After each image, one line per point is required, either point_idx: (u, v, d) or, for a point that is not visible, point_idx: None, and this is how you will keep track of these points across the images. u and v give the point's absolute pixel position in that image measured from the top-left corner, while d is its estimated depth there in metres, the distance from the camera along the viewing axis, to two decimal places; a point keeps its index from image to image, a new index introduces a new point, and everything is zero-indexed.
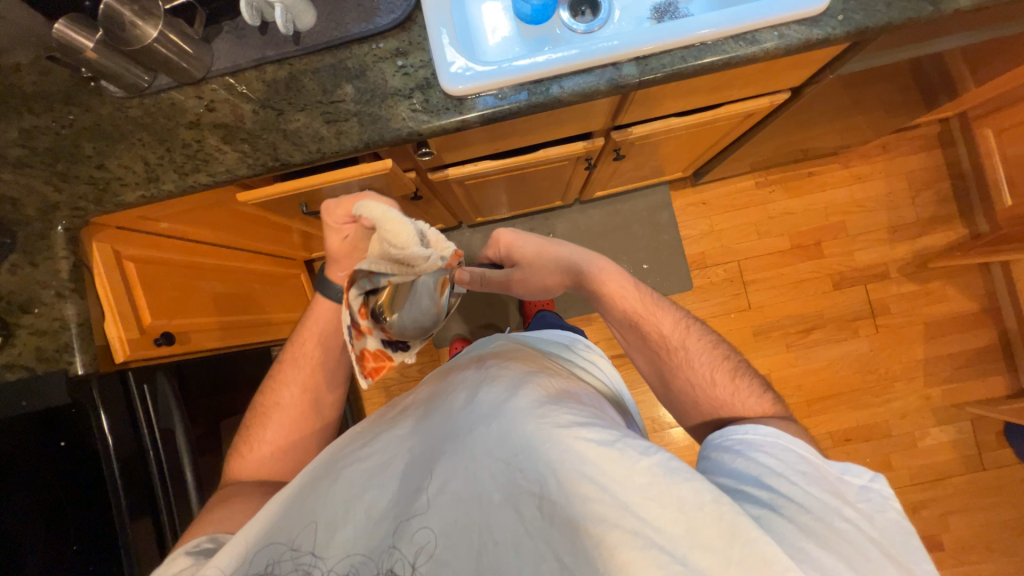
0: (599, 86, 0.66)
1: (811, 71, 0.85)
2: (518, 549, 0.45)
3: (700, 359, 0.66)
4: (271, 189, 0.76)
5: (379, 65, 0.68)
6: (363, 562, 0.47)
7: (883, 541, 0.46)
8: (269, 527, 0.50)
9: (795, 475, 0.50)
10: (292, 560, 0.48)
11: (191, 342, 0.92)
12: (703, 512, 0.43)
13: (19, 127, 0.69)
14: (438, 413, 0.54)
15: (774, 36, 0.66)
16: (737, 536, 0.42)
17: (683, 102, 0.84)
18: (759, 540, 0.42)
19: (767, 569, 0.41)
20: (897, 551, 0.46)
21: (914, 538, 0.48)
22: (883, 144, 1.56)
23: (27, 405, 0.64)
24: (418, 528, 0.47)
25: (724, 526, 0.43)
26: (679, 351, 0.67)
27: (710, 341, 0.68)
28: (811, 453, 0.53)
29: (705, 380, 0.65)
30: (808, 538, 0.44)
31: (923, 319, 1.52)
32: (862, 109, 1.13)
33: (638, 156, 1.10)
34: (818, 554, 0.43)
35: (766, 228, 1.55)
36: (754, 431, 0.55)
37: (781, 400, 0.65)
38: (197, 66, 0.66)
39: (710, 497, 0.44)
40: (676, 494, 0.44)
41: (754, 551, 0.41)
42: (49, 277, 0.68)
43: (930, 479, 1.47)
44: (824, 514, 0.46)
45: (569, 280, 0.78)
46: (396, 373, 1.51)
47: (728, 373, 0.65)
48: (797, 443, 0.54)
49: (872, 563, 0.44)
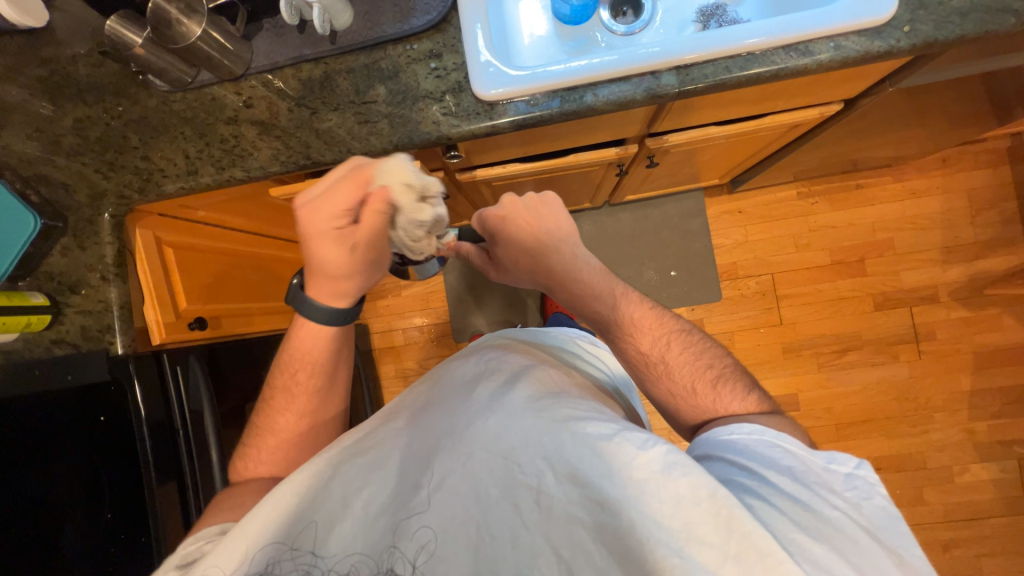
0: (635, 95, 0.64)
1: (867, 83, 0.79)
2: (517, 544, 0.42)
3: (680, 373, 0.62)
4: (299, 185, 0.77)
5: (413, 67, 0.68)
6: (364, 561, 0.44)
7: (870, 528, 0.43)
8: (263, 521, 0.46)
9: (779, 470, 0.46)
10: (292, 559, 0.45)
11: (222, 327, 0.97)
12: (698, 508, 0.39)
13: (74, 116, 0.72)
14: (436, 407, 0.53)
15: (829, 48, 0.62)
16: (733, 529, 0.38)
17: (725, 111, 0.80)
18: (755, 534, 0.38)
19: (765, 565, 0.37)
20: (885, 537, 0.43)
21: (901, 523, 0.44)
22: (944, 157, 1.45)
23: (72, 378, 0.69)
24: (417, 526, 0.44)
25: (718, 520, 0.39)
26: (658, 365, 0.63)
27: (693, 350, 0.64)
28: (794, 443, 0.48)
29: (686, 391, 0.61)
30: (799, 530, 0.41)
31: (973, 348, 1.42)
32: (923, 121, 1.05)
33: (672, 163, 1.06)
34: (810, 546, 0.40)
35: (805, 242, 1.47)
36: (739, 430, 0.50)
37: (767, 395, 0.62)
38: (238, 63, 0.68)
39: (706, 491, 0.40)
40: (672, 490, 0.40)
41: (749, 543, 0.38)
42: (95, 261, 0.73)
43: (965, 518, 1.38)
44: (808, 501, 0.43)
45: (548, 288, 0.72)
46: (415, 364, 1.54)
47: (710, 382, 0.61)
48: (783, 437, 0.49)
49: (863, 552, 0.40)
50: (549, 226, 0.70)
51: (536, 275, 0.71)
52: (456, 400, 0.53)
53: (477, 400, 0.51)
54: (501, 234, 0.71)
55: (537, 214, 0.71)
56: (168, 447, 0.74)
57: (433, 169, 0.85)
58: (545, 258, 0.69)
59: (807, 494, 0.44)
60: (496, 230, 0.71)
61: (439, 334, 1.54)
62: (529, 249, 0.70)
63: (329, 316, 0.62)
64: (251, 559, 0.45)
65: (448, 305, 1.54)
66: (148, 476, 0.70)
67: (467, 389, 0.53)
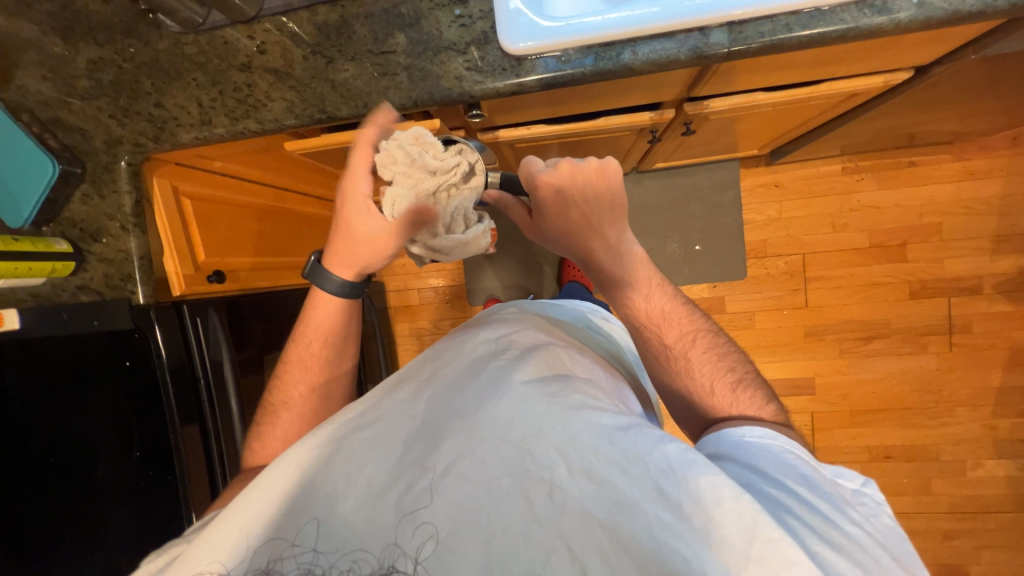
0: (678, 55, 0.58)
1: (946, 48, 0.70)
2: (529, 539, 0.41)
3: (701, 371, 0.61)
4: (319, 139, 0.75)
5: (435, 14, 0.63)
6: (364, 558, 0.42)
7: (885, 543, 0.42)
8: (270, 494, 0.46)
9: (795, 479, 0.45)
10: (293, 557, 0.43)
11: (241, 281, 0.98)
12: (720, 508, 0.38)
13: (85, 56, 0.69)
14: (446, 387, 0.52)
15: (911, 5, 0.54)
16: (758, 534, 0.37)
17: (777, 76, 0.72)
18: (782, 541, 0.37)
19: (789, 573, 0.36)
20: (899, 553, 0.42)
21: (908, 543, 0.43)
22: (1015, 135, 1.31)
23: (97, 324, 0.71)
24: (430, 511, 0.43)
25: (744, 525, 0.37)
26: (681, 359, 0.62)
27: (717, 353, 0.63)
28: (805, 454, 0.48)
29: (704, 390, 0.61)
30: (821, 541, 0.39)
31: (1010, 344, 1.35)
32: (1001, 93, 0.94)
33: (710, 130, 0.98)
34: (834, 559, 0.38)
35: (844, 221, 1.38)
36: (751, 433, 0.50)
37: (785, 412, 0.60)
38: (250, 3, 0.63)
39: (730, 493, 0.39)
40: (692, 487, 0.39)
41: (776, 550, 0.36)
42: (115, 210, 0.72)
43: (971, 511, 1.37)
44: (829, 513, 0.42)
45: (584, 267, 0.65)
46: (429, 324, 1.55)
47: (730, 385, 0.60)
48: (793, 444, 0.49)
49: (884, 568, 0.39)
50: (612, 199, 0.59)
51: (573, 252, 0.64)
52: (466, 381, 0.52)
53: (487, 382, 0.50)
54: (552, 201, 0.59)
55: (594, 186, 0.57)
56: (191, 391, 0.77)
57: (455, 127, 0.82)
58: (588, 240, 0.60)
59: (825, 505, 0.42)
60: (542, 200, 0.59)
61: (454, 296, 1.54)
62: (574, 226, 0.60)
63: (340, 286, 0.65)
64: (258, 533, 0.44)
65: (464, 267, 1.53)
66: (172, 420, 0.74)
67: (479, 371, 0.53)
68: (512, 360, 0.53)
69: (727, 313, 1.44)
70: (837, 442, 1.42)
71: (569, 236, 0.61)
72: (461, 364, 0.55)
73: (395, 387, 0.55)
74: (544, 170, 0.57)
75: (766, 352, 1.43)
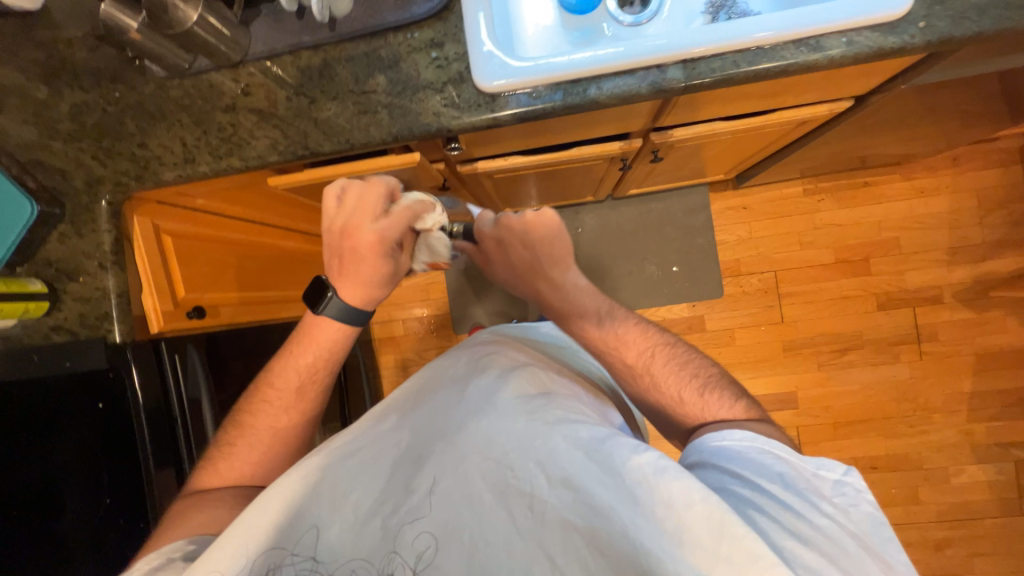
0: (640, 89, 0.63)
1: (879, 80, 0.77)
2: (510, 552, 0.41)
3: (667, 384, 0.63)
4: (301, 174, 0.77)
5: (413, 56, 0.67)
6: (364, 564, 0.43)
7: (858, 534, 0.43)
8: (250, 532, 0.44)
9: (771, 478, 0.46)
10: (292, 565, 0.44)
11: (221, 316, 0.96)
12: (691, 511, 0.39)
13: (70, 101, 0.71)
14: (430, 408, 0.53)
15: (841, 43, 0.60)
16: (726, 531, 0.38)
17: (732, 106, 0.78)
18: (748, 537, 0.38)
19: (757, 568, 0.37)
20: (872, 542, 0.43)
21: (887, 529, 0.44)
22: (955, 155, 1.42)
23: (70, 365, 0.69)
24: (415, 531, 0.44)
25: (713, 526, 0.38)
26: (645, 376, 0.64)
27: (679, 363, 0.64)
28: (784, 451, 0.49)
29: (675, 402, 0.62)
30: (788, 535, 0.41)
31: (975, 350, 1.41)
32: (936, 119, 1.03)
33: (678, 157, 1.04)
34: (799, 551, 0.40)
35: (810, 239, 1.46)
36: (731, 437, 0.51)
37: (758, 403, 0.61)
38: (236, 49, 0.67)
39: (700, 497, 0.39)
40: (664, 493, 0.40)
41: (743, 547, 0.37)
42: (93, 249, 0.72)
43: (959, 518, 1.39)
44: (800, 509, 0.43)
45: (543, 304, 0.72)
46: (415, 354, 1.54)
47: (697, 390, 0.62)
48: (774, 443, 0.50)
49: (853, 558, 0.40)
50: (553, 246, 0.69)
51: (529, 289, 0.72)
52: (450, 401, 0.53)
53: (470, 400, 0.51)
54: (503, 246, 0.72)
55: (529, 228, 0.68)
56: (166, 430, 0.75)
57: (434, 160, 0.85)
58: (535, 276, 0.70)
59: (799, 502, 0.44)
60: (493, 245, 0.73)
61: (439, 325, 1.54)
62: (524, 264, 0.71)
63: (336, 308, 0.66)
64: (249, 560, 0.43)
65: (447, 295, 1.54)
66: (146, 462, 0.72)
67: (463, 391, 0.53)
68: (495, 380, 0.54)
69: (708, 332, 1.47)
70: (824, 456, 1.43)
71: (522, 274, 0.71)
72: (445, 385, 0.55)
73: (380, 411, 0.54)
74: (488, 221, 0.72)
75: (748, 369, 1.46)
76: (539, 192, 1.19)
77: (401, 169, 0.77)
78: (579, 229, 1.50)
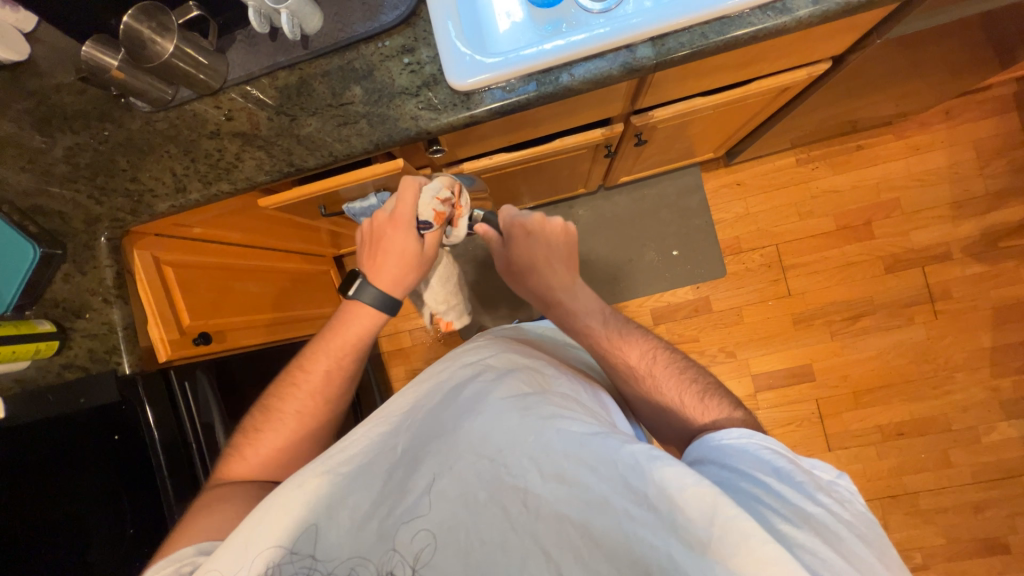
0: (612, 71, 0.63)
1: (855, 37, 0.77)
2: (506, 546, 0.43)
3: (667, 386, 0.62)
4: (288, 193, 0.78)
5: (386, 64, 0.68)
6: (363, 563, 0.44)
7: (857, 526, 0.42)
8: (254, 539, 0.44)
9: (767, 471, 0.45)
10: (292, 563, 0.43)
11: (227, 340, 0.98)
12: (684, 495, 0.39)
13: (63, 144, 0.74)
14: (424, 412, 0.53)
15: (808, 3, 0.60)
16: (719, 514, 0.38)
17: (709, 80, 0.78)
18: (740, 518, 0.38)
19: (747, 546, 0.37)
20: (872, 535, 0.42)
21: (878, 527, 0.43)
22: (948, 109, 1.40)
23: (84, 401, 0.71)
24: (414, 531, 0.44)
25: (705, 508, 0.38)
26: (647, 377, 0.63)
27: (679, 367, 0.64)
28: (776, 446, 0.48)
29: (675, 404, 0.61)
30: (782, 517, 0.40)
31: (992, 303, 1.38)
32: (924, 73, 1.01)
33: (663, 139, 1.04)
34: (793, 533, 0.39)
35: (809, 209, 1.44)
36: (727, 435, 0.50)
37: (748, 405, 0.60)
38: (215, 77, 0.68)
39: (692, 480, 0.39)
40: (656, 480, 0.40)
41: (733, 527, 0.37)
42: (96, 285, 0.74)
43: (996, 477, 1.35)
44: (795, 498, 0.42)
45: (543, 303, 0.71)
46: (424, 363, 1.54)
47: (697, 395, 0.61)
48: (769, 439, 0.49)
49: (843, 543, 0.40)
50: (562, 249, 0.70)
51: (533, 287, 0.71)
52: (443, 404, 0.53)
53: (462, 403, 0.52)
54: (510, 245, 0.71)
55: (556, 233, 0.70)
56: (183, 456, 0.76)
57: (420, 165, 0.86)
58: (547, 276, 0.69)
59: (792, 491, 0.43)
60: (513, 235, 0.71)
61: (445, 332, 1.54)
62: (539, 259, 0.70)
63: (375, 298, 0.66)
64: (252, 563, 0.43)
65: None
66: (167, 494, 0.72)
67: (455, 393, 0.53)
68: (488, 380, 0.54)
69: (715, 312, 1.45)
70: (848, 427, 1.40)
71: (532, 270, 0.70)
72: (434, 387, 0.55)
73: (375, 414, 0.52)
74: (518, 214, 0.71)
75: (759, 346, 1.44)
76: (530, 188, 1.19)
77: (387, 176, 0.78)
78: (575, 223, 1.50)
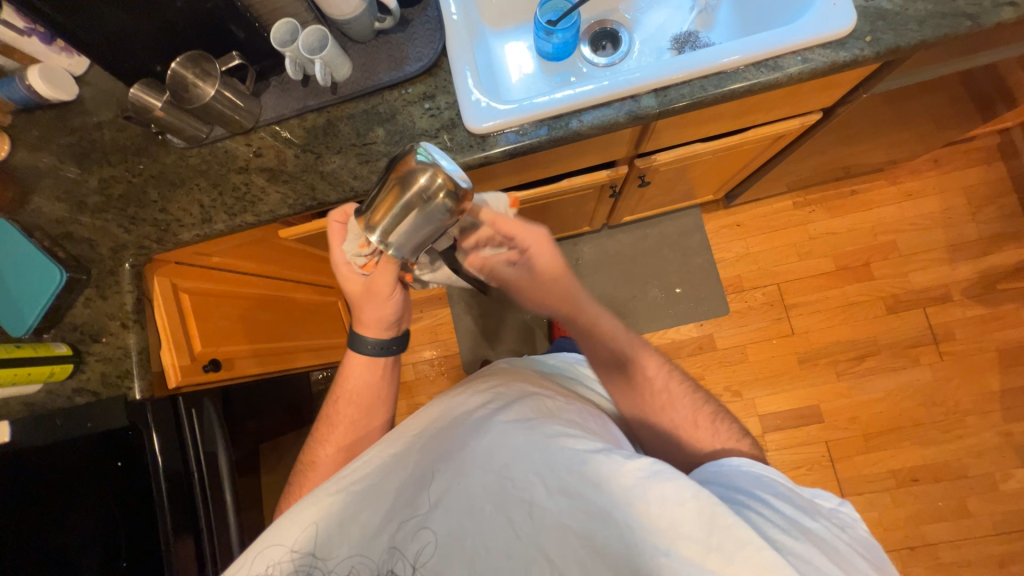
0: (618, 118, 0.68)
1: (842, 92, 0.83)
2: (510, 554, 0.43)
3: (683, 404, 0.63)
4: (308, 226, 0.82)
5: (408, 109, 0.73)
6: (364, 562, 0.45)
7: (855, 544, 0.44)
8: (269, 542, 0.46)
9: (767, 488, 0.47)
10: (292, 561, 0.45)
11: (236, 368, 0.98)
12: (683, 507, 0.41)
13: (98, 176, 0.78)
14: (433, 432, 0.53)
15: (797, 61, 0.66)
16: (717, 524, 0.40)
17: (708, 128, 0.83)
18: (736, 526, 0.40)
19: (745, 553, 0.39)
20: (870, 556, 0.43)
21: (882, 553, 0.44)
22: (935, 158, 1.47)
23: (90, 426, 0.71)
24: (418, 529, 0.45)
25: (704, 518, 0.40)
26: (662, 395, 0.64)
27: (692, 387, 0.66)
28: (779, 474, 0.50)
29: (689, 424, 0.62)
30: (780, 528, 0.42)
31: (995, 346, 1.38)
32: (911, 124, 1.07)
33: (665, 181, 1.09)
34: (789, 543, 0.41)
35: (808, 250, 1.48)
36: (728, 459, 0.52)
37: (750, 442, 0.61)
38: (248, 117, 0.73)
39: (692, 491, 0.41)
40: (656, 493, 0.42)
41: (730, 535, 0.39)
42: (116, 309, 0.76)
43: (1017, 528, 1.29)
44: (795, 515, 0.44)
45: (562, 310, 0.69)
46: (426, 397, 1.53)
47: (710, 417, 0.63)
48: (769, 469, 0.50)
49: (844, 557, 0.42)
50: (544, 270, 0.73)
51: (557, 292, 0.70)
52: (452, 423, 0.53)
53: (470, 422, 0.52)
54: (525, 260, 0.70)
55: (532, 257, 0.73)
56: (183, 489, 0.75)
57: None
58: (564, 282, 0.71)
59: (793, 509, 0.45)
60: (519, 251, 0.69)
61: (448, 366, 1.54)
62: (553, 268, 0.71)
63: (376, 348, 0.70)
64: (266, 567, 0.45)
65: (455, 336, 1.54)
66: (166, 526, 0.71)
67: (464, 414, 0.54)
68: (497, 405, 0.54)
69: (720, 350, 1.46)
70: (860, 472, 1.36)
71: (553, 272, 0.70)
72: (444, 409, 0.55)
73: (390, 432, 0.54)
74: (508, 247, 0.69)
75: (765, 385, 1.43)
76: None
77: None
78: (579, 260, 1.54)
